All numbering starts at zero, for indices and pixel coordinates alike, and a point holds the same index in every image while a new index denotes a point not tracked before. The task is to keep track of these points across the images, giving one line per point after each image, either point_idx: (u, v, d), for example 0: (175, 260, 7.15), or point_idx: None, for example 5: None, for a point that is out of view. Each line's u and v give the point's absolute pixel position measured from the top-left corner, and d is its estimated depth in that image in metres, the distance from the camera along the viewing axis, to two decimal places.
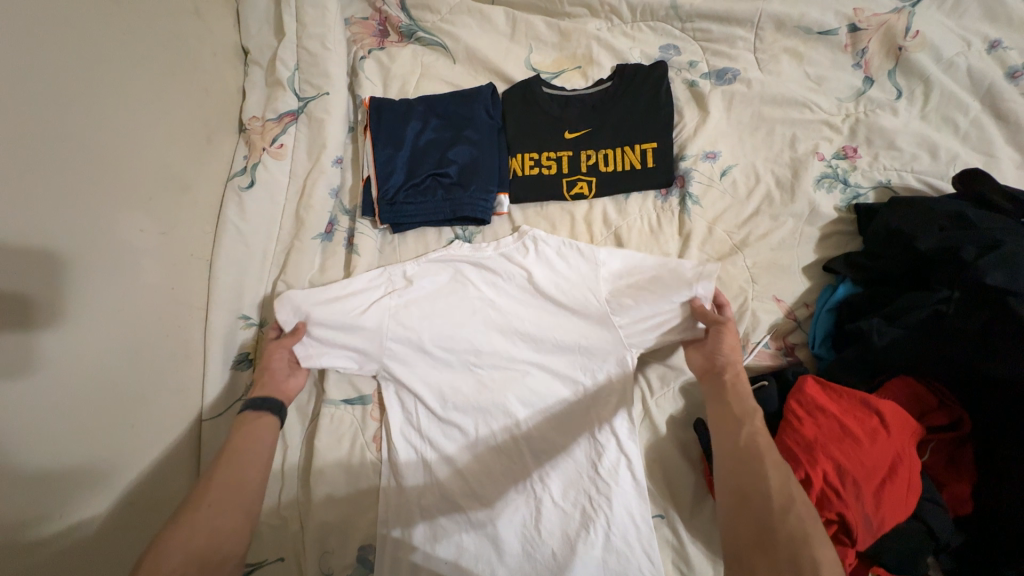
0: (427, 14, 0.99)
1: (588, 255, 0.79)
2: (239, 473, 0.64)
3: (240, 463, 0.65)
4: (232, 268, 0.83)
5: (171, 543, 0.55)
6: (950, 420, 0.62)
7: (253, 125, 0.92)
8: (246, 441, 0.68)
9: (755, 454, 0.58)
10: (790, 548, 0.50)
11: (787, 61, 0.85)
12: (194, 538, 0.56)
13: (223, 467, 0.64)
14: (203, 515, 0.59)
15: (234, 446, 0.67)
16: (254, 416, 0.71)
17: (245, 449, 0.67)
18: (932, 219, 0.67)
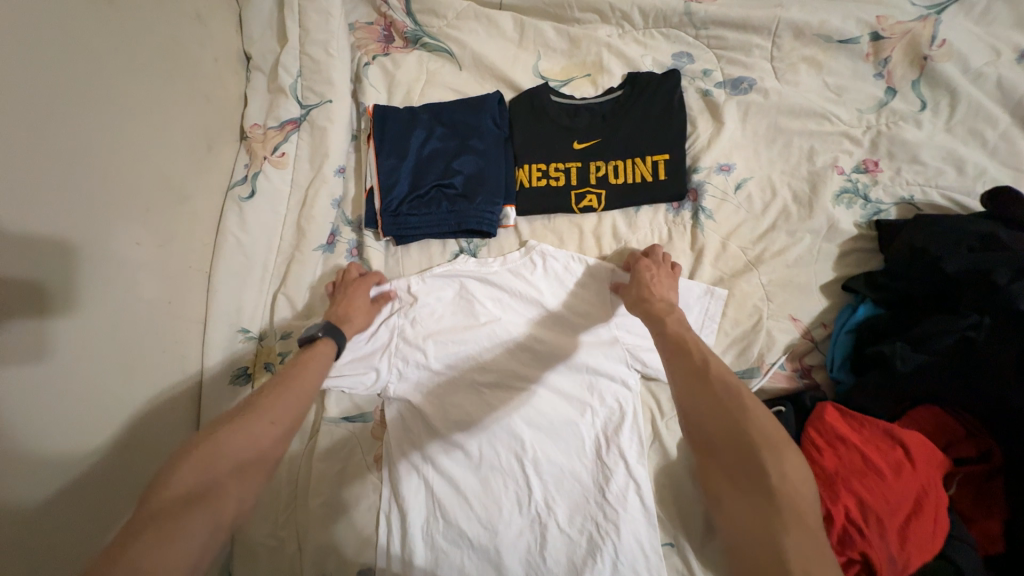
0: (432, 19, 0.96)
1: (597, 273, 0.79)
2: (299, 391, 0.60)
3: (298, 377, 0.61)
4: (231, 281, 0.82)
5: (215, 450, 0.51)
6: (978, 452, 0.60)
7: (255, 133, 0.90)
8: (309, 361, 0.64)
9: (679, 354, 0.57)
10: (727, 437, 0.48)
11: (806, 70, 0.81)
12: (239, 442, 0.53)
13: (284, 380, 0.60)
14: (260, 427, 0.55)
15: (296, 364, 0.63)
16: (323, 345, 0.68)
17: (303, 367, 0.63)
18: (960, 240, 0.64)
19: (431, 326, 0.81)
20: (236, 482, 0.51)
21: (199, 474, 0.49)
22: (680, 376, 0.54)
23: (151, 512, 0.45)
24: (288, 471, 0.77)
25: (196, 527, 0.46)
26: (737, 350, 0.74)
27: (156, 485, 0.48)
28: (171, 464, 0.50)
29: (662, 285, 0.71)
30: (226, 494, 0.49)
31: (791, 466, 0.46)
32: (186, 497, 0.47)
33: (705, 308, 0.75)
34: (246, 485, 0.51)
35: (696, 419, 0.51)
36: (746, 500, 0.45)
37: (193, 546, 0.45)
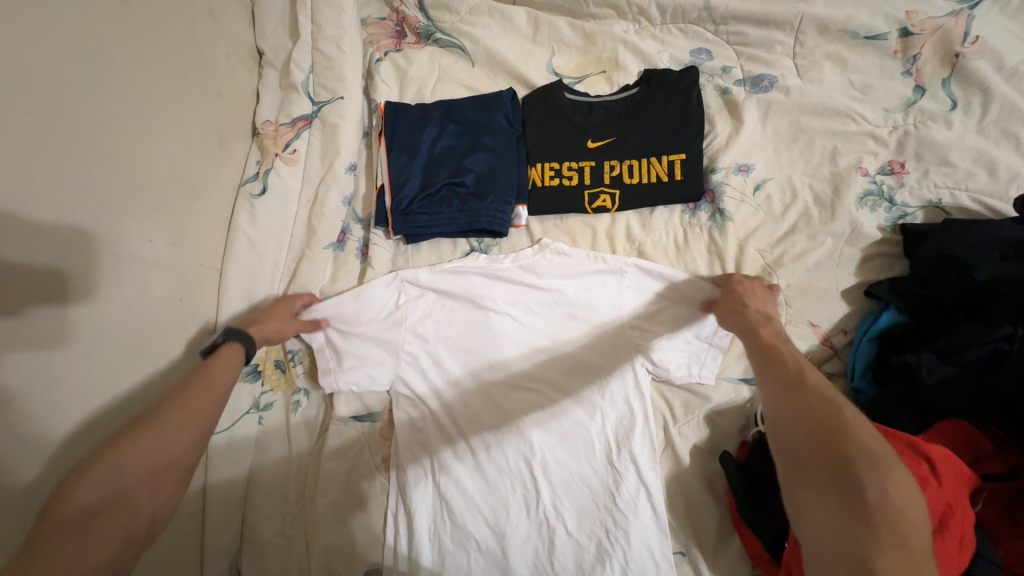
0: (445, 14, 0.95)
1: (612, 271, 0.76)
2: (206, 401, 0.59)
3: (206, 382, 0.61)
4: (241, 279, 0.82)
5: (124, 461, 0.52)
6: (1008, 468, 0.57)
7: (267, 130, 0.90)
8: (222, 365, 0.64)
9: (770, 362, 0.55)
10: (815, 443, 0.45)
11: (830, 67, 0.79)
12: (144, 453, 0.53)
13: (193, 387, 0.60)
14: (169, 439, 0.55)
15: (214, 369, 0.63)
16: (232, 350, 0.67)
17: (216, 373, 0.63)
18: (993, 246, 0.61)
19: (442, 327, 0.80)
20: (146, 493, 0.53)
21: (107, 484, 0.51)
22: (771, 383, 0.52)
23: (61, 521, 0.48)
24: (299, 468, 0.77)
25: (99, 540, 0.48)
26: None
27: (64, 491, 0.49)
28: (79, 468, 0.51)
29: (764, 298, 0.67)
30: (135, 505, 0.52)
31: (898, 491, 0.41)
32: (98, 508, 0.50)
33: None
34: (155, 496, 0.53)
35: (785, 424, 0.48)
36: (835, 516, 0.41)
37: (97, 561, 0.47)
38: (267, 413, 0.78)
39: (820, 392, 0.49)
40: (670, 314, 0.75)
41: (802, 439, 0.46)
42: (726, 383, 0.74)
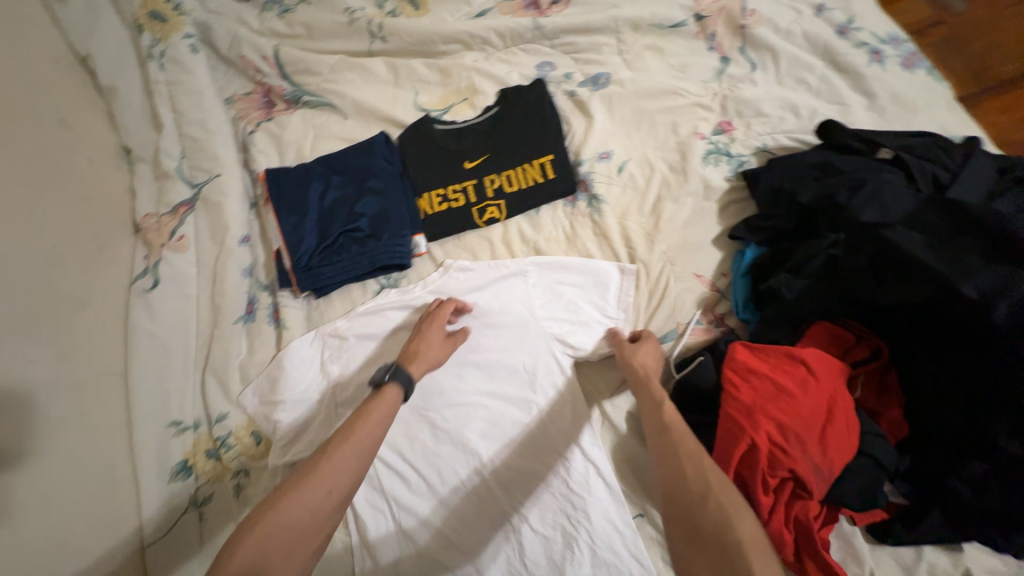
0: (309, 78, 1.00)
1: (514, 272, 0.83)
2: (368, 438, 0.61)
3: (360, 432, 0.61)
4: (150, 377, 0.79)
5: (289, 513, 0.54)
6: (871, 351, 0.65)
7: (148, 223, 0.88)
8: (376, 412, 0.64)
9: (670, 445, 0.59)
10: (715, 535, 0.49)
11: (651, 56, 0.90)
12: (289, 521, 0.54)
13: (341, 441, 0.60)
14: (319, 498, 0.56)
15: (360, 416, 0.63)
16: (390, 391, 0.66)
17: (364, 422, 0.62)
18: (806, 173, 0.72)
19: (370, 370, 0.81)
20: (287, 564, 0.53)
21: (251, 556, 0.51)
22: (674, 472, 0.56)
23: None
24: None
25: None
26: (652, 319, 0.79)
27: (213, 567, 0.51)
28: (239, 531, 0.53)
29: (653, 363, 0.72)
30: (276, 575, 0.51)
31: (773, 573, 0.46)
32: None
33: (619, 286, 0.81)
34: (289, 561, 0.53)
35: (692, 515, 0.52)
36: None
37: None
38: (207, 507, 0.76)
39: (720, 481, 0.53)
40: (572, 302, 0.82)
41: (714, 542, 0.49)
42: None
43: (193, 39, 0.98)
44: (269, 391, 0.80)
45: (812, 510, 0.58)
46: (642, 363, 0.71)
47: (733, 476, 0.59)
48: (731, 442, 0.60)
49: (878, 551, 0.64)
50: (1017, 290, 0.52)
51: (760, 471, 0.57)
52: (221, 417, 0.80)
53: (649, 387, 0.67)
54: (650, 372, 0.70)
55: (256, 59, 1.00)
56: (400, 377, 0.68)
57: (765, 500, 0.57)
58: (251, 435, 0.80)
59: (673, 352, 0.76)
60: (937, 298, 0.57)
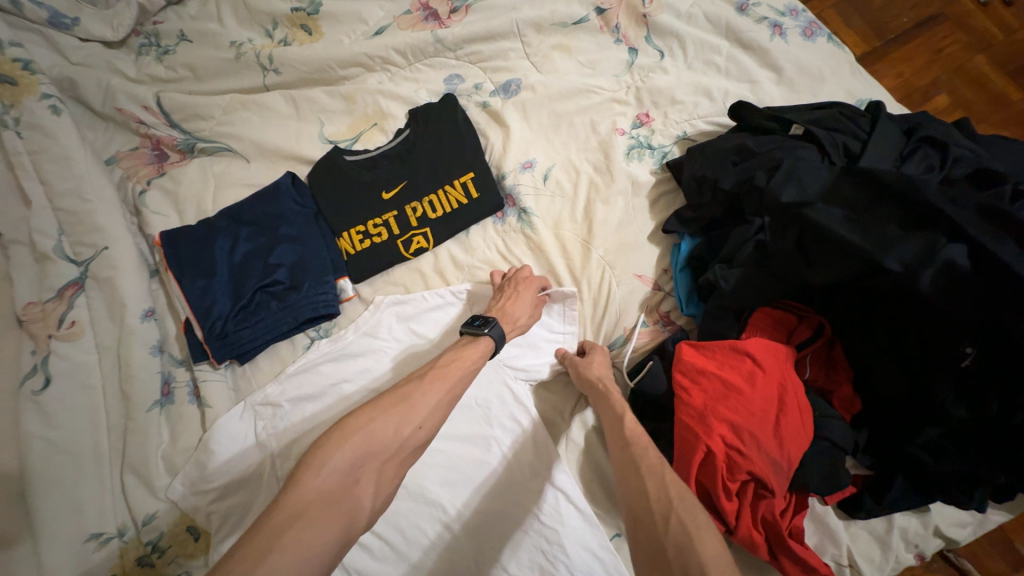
0: (200, 124, 0.92)
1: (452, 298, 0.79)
2: (459, 381, 0.61)
3: (453, 372, 0.62)
4: (54, 491, 0.69)
5: (373, 442, 0.53)
6: (813, 329, 0.64)
7: (30, 313, 0.77)
8: (469, 358, 0.64)
9: (630, 460, 0.56)
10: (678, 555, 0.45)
11: (559, 56, 0.87)
12: (381, 440, 0.53)
13: (432, 376, 0.60)
14: (409, 427, 0.55)
15: (449, 359, 0.63)
16: (483, 342, 0.67)
17: (455, 364, 0.63)
18: (725, 157, 0.70)
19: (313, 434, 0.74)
20: (370, 490, 0.51)
21: (345, 468, 0.50)
22: (637, 488, 0.52)
23: (298, 505, 0.47)
24: None
25: (327, 531, 0.46)
26: (600, 329, 0.76)
27: (301, 475, 0.49)
28: (323, 443, 0.52)
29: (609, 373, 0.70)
30: (359, 498, 0.50)
31: None
32: (329, 494, 0.48)
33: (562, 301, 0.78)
34: (373, 482, 0.51)
35: (653, 534, 0.48)
36: None
37: (320, 557, 0.45)
38: None
39: (680, 494, 0.49)
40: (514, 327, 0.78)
41: (677, 564, 0.44)
42: None
43: (54, 99, 0.85)
44: (200, 477, 0.73)
45: (777, 507, 0.56)
46: (597, 375, 0.69)
47: (695, 485, 0.57)
48: (688, 451, 0.58)
49: (850, 527, 0.64)
50: (939, 257, 0.51)
51: (720, 478, 0.55)
52: (149, 519, 0.72)
53: (609, 402, 0.65)
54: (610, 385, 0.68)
55: (137, 111, 0.90)
56: (491, 332, 0.67)
57: (729, 506, 0.55)
58: (188, 530, 0.73)
59: (624, 359, 0.73)
60: (865, 273, 0.55)
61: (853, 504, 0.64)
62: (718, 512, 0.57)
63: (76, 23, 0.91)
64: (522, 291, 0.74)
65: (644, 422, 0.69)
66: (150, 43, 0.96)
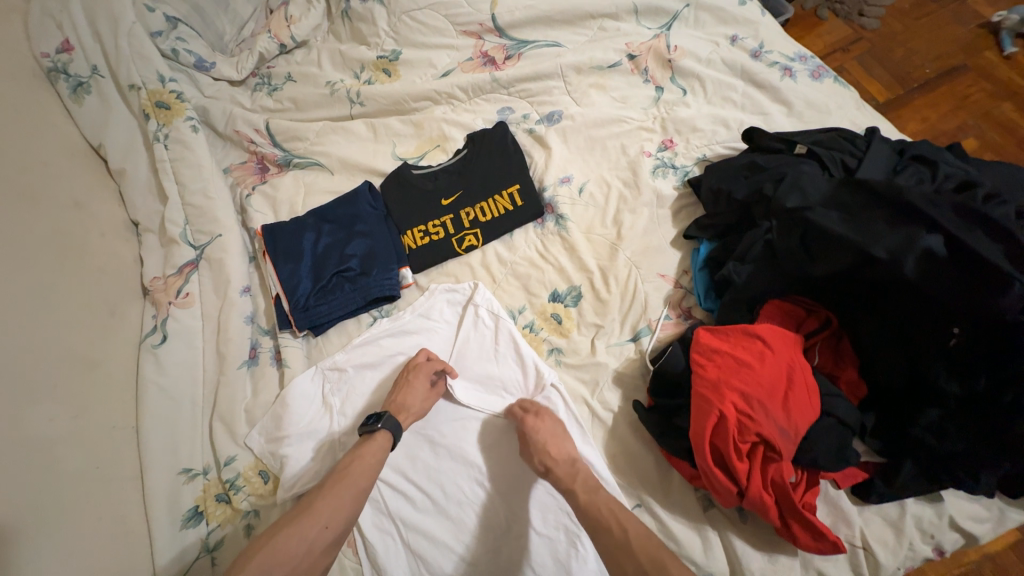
0: (297, 143, 1.13)
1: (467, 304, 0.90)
2: (360, 479, 0.67)
3: (356, 471, 0.67)
4: (160, 427, 0.82)
5: (284, 549, 0.57)
6: (821, 321, 0.71)
7: (156, 285, 0.95)
8: (369, 455, 0.70)
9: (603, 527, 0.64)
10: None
11: (595, 92, 1.03)
12: (285, 553, 0.57)
13: (335, 480, 0.66)
14: (314, 530, 0.60)
15: (349, 463, 0.68)
16: (381, 439, 0.72)
17: (356, 464, 0.68)
18: (738, 173, 0.82)
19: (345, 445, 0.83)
20: None
21: None
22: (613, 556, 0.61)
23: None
24: None
25: None
26: (626, 319, 0.85)
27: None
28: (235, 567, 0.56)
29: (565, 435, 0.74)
30: None
31: None
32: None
33: (591, 294, 0.88)
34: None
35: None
36: None
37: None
38: (219, 551, 0.78)
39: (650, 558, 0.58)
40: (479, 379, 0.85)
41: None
42: (617, 346, 0.84)
43: (194, 120, 1.08)
44: (276, 431, 0.84)
45: (785, 471, 0.61)
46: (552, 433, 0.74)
47: (709, 447, 0.63)
48: (704, 417, 0.64)
49: (864, 510, 0.67)
50: (918, 245, 0.58)
51: (732, 438, 0.62)
52: (229, 460, 0.84)
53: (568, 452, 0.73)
54: (555, 453, 0.72)
55: (250, 132, 1.12)
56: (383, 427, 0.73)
57: (740, 466, 0.61)
58: (260, 474, 0.84)
59: (649, 346, 0.82)
60: (859, 266, 0.63)
61: (864, 487, 0.67)
62: (730, 473, 0.63)
63: (212, 66, 1.16)
64: (414, 388, 0.79)
65: (665, 399, 0.76)
66: (263, 82, 1.20)
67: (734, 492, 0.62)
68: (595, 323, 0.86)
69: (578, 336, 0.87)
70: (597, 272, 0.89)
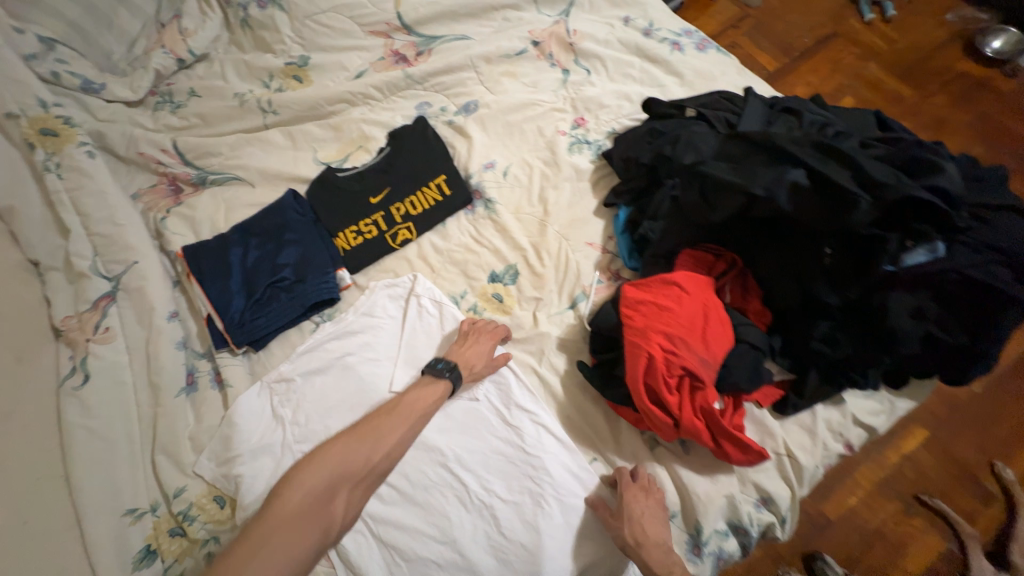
0: (211, 160, 1.08)
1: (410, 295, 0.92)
2: (415, 421, 0.76)
3: (414, 413, 0.77)
4: (95, 469, 0.77)
5: (347, 466, 0.71)
6: (728, 263, 0.79)
7: (68, 324, 0.88)
8: (427, 400, 0.78)
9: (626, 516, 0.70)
10: None
11: (507, 80, 1.07)
12: (351, 467, 0.72)
13: (395, 414, 0.77)
14: (376, 456, 0.73)
15: (411, 399, 0.78)
16: (439, 385, 0.80)
17: (416, 405, 0.78)
18: (642, 140, 0.89)
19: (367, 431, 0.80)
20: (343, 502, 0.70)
21: (322, 488, 0.69)
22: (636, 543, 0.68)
23: (283, 517, 0.66)
24: None
25: (307, 533, 0.66)
26: (562, 289, 0.90)
27: (281, 495, 0.68)
28: (310, 466, 0.71)
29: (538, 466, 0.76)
30: (332, 509, 0.69)
31: None
32: (302, 511, 0.67)
33: (527, 270, 0.93)
34: (344, 497, 0.71)
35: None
36: None
37: (303, 555, 0.65)
38: None
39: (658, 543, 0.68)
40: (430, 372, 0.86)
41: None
42: (557, 315, 0.89)
43: (89, 146, 1.02)
44: (225, 451, 0.82)
45: (710, 397, 0.68)
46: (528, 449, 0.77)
47: (644, 387, 0.69)
48: (635, 362, 0.70)
49: (783, 422, 0.76)
50: (787, 180, 0.67)
51: (660, 375, 0.68)
52: (179, 491, 0.80)
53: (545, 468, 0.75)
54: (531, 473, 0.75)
55: (156, 153, 1.06)
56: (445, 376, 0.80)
57: (671, 399, 0.68)
58: (214, 500, 0.81)
59: (587, 310, 0.87)
60: (747, 207, 0.71)
61: (782, 403, 0.76)
62: (664, 407, 0.69)
63: (103, 87, 1.09)
64: (476, 348, 0.83)
65: (604, 354, 0.81)
66: (164, 100, 1.14)
67: (670, 424, 0.69)
68: (535, 296, 0.90)
69: (521, 311, 0.90)
70: (530, 248, 0.94)
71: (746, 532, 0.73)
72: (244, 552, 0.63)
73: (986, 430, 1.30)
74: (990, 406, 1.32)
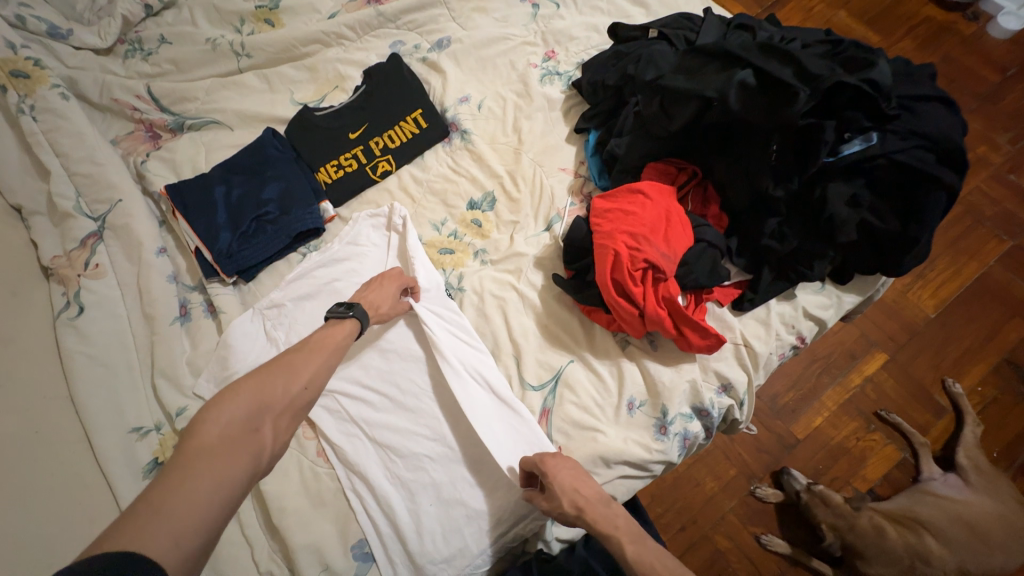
0: (187, 104, 1.09)
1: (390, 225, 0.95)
2: (333, 354, 0.68)
3: (329, 347, 0.68)
4: (99, 390, 0.81)
5: (269, 396, 0.59)
6: (689, 176, 0.86)
7: (58, 262, 0.90)
8: (338, 335, 0.71)
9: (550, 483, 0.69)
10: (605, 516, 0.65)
11: (478, 16, 1.09)
12: (275, 395, 0.60)
13: (308, 348, 0.67)
14: (296, 386, 0.62)
15: (319, 334, 0.70)
16: (349, 324, 0.73)
17: (326, 340, 0.69)
18: (608, 65, 0.95)
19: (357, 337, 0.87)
20: (268, 435, 0.57)
21: (246, 417, 0.56)
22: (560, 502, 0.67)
23: (201, 450, 0.51)
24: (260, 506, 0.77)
25: (234, 466, 0.51)
26: (537, 211, 0.95)
27: (195, 427, 0.53)
28: (221, 398, 0.56)
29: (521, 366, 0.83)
30: (258, 441, 0.55)
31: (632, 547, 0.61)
32: (227, 438, 0.53)
33: (503, 197, 0.97)
34: (273, 427, 0.58)
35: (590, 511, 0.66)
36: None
37: (237, 484, 0.51)
38: None
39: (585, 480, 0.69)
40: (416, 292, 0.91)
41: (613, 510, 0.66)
42: (534, 237, 0.93)
43: (62, 88, 1.01)
44: (222, 371, 0.85)
45: (672, 288, 0.75)
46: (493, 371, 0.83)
47: (610, 282, 0.76)
48: (603, 260, 0.77)
49: (742, 317, 0.83)
50: (735, 80, 0.72)
51: (625, 269, 0.75)
52: (180, 411, 0.83)
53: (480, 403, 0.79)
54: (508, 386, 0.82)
55: (130, 99, 1.07)
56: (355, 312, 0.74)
57: (635, 291, 0.75)
58: None
59: (561, 230, 0.92)
60: (701, 113, 0.77)
61: (739, 300, 0.83)
62: (631, 299, 0.76)
63: (70, 34, 1.08)
64: (380, 294, 0.81)
65: (577, 265, 0.87)
66: (134, 49, 1.12)
67: (634, 314, 0.76)
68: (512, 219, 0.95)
69: (498, 234, 0.95)
70: (505, 174, 0.98)
71: (708, 414, 0.80)
72: (158, 495, 0.46)
73: (942, 348, 1.36)
74: (946, 324, 1.38)
